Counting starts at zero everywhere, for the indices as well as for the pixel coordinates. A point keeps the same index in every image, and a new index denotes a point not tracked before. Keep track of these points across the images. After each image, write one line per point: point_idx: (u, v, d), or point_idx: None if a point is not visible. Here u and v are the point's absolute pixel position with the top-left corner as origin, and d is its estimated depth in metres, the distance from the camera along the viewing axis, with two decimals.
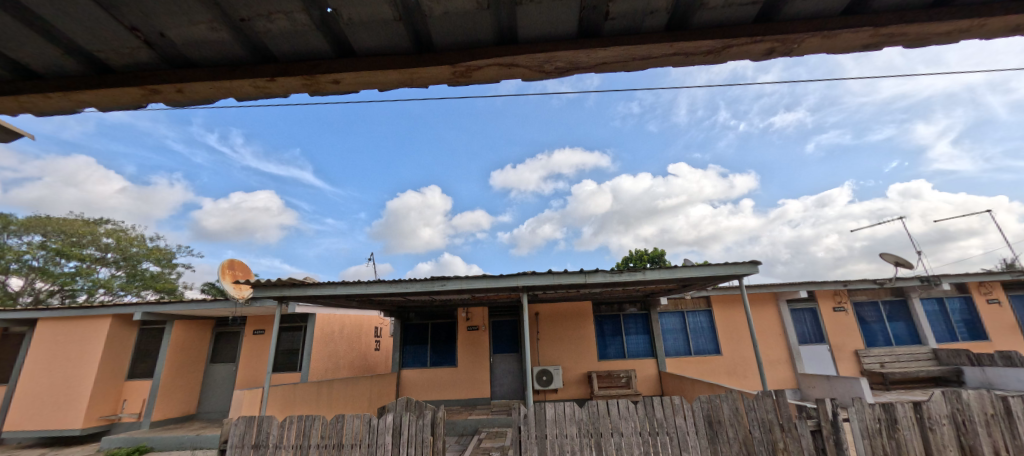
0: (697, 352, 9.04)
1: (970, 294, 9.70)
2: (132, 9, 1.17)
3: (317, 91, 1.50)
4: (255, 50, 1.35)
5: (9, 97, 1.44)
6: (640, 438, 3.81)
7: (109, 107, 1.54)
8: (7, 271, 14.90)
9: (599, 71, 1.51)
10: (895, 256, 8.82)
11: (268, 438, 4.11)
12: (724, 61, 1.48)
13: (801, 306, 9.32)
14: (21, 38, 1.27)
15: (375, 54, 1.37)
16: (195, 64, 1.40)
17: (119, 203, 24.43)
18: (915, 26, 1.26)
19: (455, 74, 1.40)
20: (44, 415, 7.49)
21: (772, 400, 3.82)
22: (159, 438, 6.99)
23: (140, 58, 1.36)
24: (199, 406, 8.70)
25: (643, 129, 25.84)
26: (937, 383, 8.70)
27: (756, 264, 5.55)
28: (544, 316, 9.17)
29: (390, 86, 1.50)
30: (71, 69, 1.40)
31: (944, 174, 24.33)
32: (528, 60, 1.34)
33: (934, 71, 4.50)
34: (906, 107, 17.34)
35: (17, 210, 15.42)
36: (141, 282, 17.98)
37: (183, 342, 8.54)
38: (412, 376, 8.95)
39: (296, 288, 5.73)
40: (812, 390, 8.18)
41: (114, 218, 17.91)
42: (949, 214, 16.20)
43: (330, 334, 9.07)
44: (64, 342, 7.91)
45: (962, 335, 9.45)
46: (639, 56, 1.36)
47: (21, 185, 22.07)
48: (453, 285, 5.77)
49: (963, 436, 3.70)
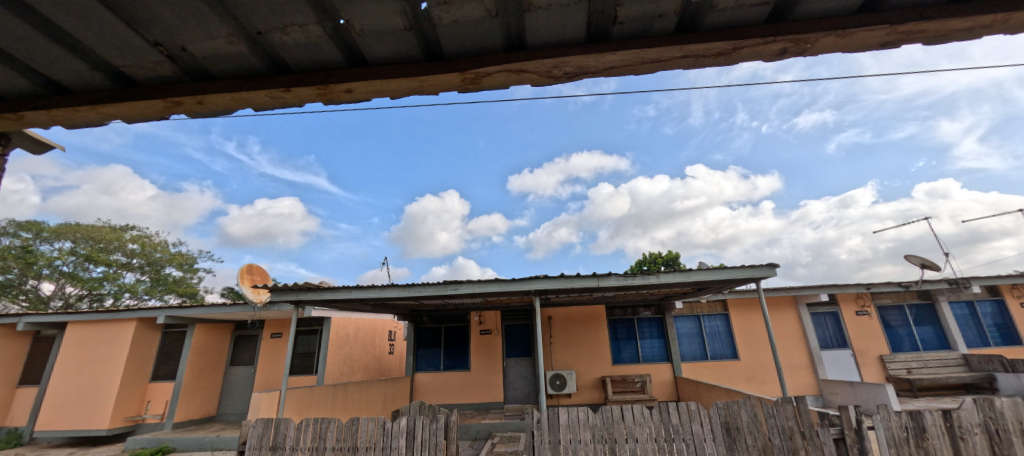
0: (714, 357, 8.86)
1: (1003, 297, 9.28)
2: (155, 26, 1.22)
3: (330, 101, 1.53)
4: (271, 61, 1.39)
5: (41, 110, 1.50)
6: (656, 444, 3.75)
7: (133, 119, 1.60)
8: (40, 276, 15.47)
9: (609, 75, 1.50)
10: (921, 258, 8.50)
11: (285, 440, 4.17)
12: (736, 63, 1.45)
13: (822, 310, 9.06)
14: (51, 55, 1.33)
15: (386, 63, 1.39)
16: (215, 77, 1.44)
17: (151, 209, 25.32)
18: (934, 23, 1.22)
19: (465, 81, 1.41)
20: (72, 416, 7.74)
21: (792, 406, 3.71)
22: (181, 438, 7.15)
23: (163, 72, 1.41)
24: (219, 407, 8.89)
25: (659, 133, 25.33)
26: (968, 390, 8.33)
27: (774, 266, 5.43)
28: (556, 320, 9.13)
29: (401, 94, 1.51)
30: (99, 84, 1.46)
31: (972, 173, 23.19)
32: (538, 65, 1.34)
33: (957, 66, 4.36)
34: (928, 104, 16.82)
35: (49, 218, 16.15)
36: (164, 286, 18.47)
37: (203, 346, 8.77)
38: (426, 380, 8.99)
39: (312, 292, 5.79)
40: (835, 396, 7.94)
41: (140, 225, 18.66)
42: (978, 214, 15.55)
43: (345, 337, 9.20)
44: (92, 344, 8.19)
45: (994, 340, 9.04)
46: (648, 59, 1.35)
47: (60, 193, 23.25)
48: (465, 288, 5.77)
49: (996, 446, 3.53)
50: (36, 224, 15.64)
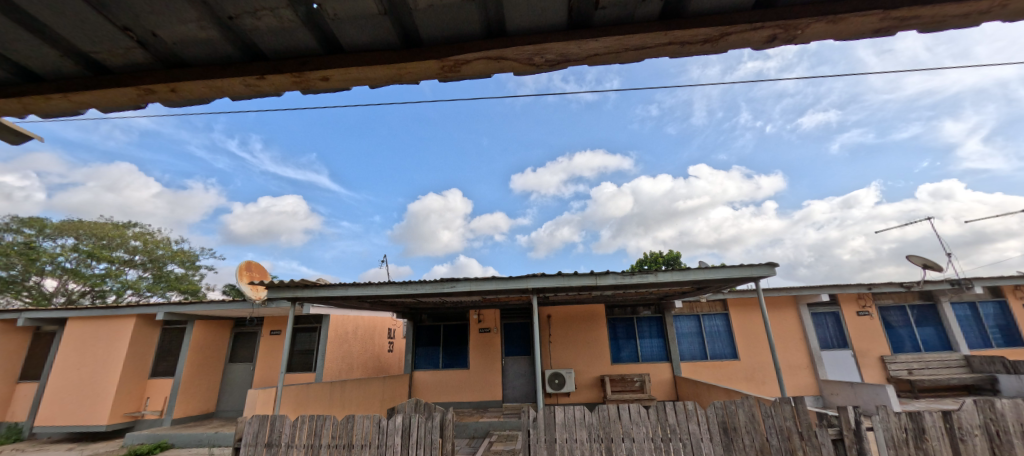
0: (714, 357, 8.83)
1: (1006, 298, 9.22)
2: (122, 10, 1.21)
3: (307, 89, 1.52)
4: (244, 47, 1.38)
5: (12, 99, 1.50)
6: (653, 444, 3.73)
7: (106, 108, 1.59)
8: (43, 272, 15.53)
9: (592, 63, 1.47)
10: (923, 258, 8.45)
11: (280, 437, 4.17)
12: (724, 51, 1.43)
13: (822, 310, 9.03)
14: (20, 42, 1.33)
15: (363, 50, 1.38)
16: (188, 64, 1.43)
17: (154, 207, 25.43)
18: (930, 7, 1.18)
19: (443, 68, 1.39)
20: (71, 411, 7.77)
21: (790, 407, 3.69)
22: (179, 435, 7.16)
23: (135, 58, 1.40)
24: (218, 404, 8.93)
25: (662, 132, 25.00)
26: (970, 391, 8.29)
27: (772, 265, 5.40)
28: (556, 319, 9.12)
29: (379, 82, 1.49)
30: (70, 71, 1.45)
31: (975, 174, 23.04)
32: (519, 52, 1.33)
33: (960, 65, 4.32)
34: (931, 104, 16.71)
35: (52, 214, 16.17)
36: (167, 283, 18.53)
37: (202, 343, 8.80)
38: (424, 378, 9.00)
39: (309, 289, 5.80)
40: (836, 397, 7.91)
41: (142, 222, 18.74)
42: (982, 216, 15.43)
43: (343, 335, 9.22)
44: (92, 340, 8.22)
45: (997, 341, 8.98)
46: (632, 46, 1.33)
47: (65, 190, 23.45)
48: (462, 286, 5.75)
49: (997, 447, 3.50)
50: (39, 220, 15.66)
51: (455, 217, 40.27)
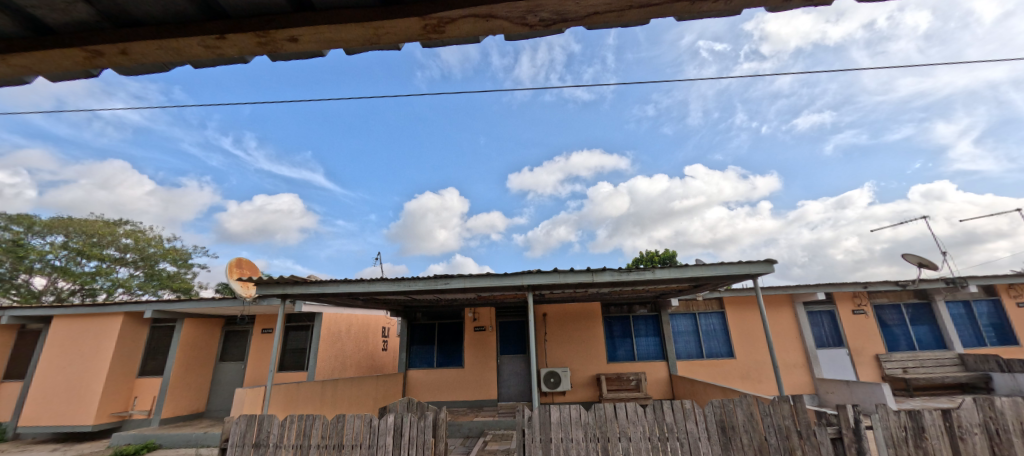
0: (710, 355, 8.84)
1: (999, 297, 9.30)
2: None
3: (274, 52, 1.45)
4: (200, 3, 1.32)
5: None
6: (650, 443, 3.70)
7: (48, 73, 1.52)
8: (32, 270, 15.31)
9: (589, 24, 1.41)
10: (919, 256, 8.48)
11: (268, 437, 4.11)
12: (735, 10, 1.39)
13: (818, 308, 9.06)
14: None
15: (337, 7, 1.33)
16: (139, 22, 1.38)
17: (147, 206, 25.25)
18: None
19: (427, 28, 1.32)
20: (56, 411, 7.64)
21: (789, 405, 3.67)
22: (167, 435, 7.05)
23: (76, 14, 1.34)
24: (208, 404, 8.82)
25: (657, 133, 24.90)
26: (964, 390, 8.37)
27: (771, 262, 5.38)
28: (551, 317, 9.09)
29: (355, 44, 1.43)
30: (11, 32, 1.40)
31: (966, 175, 23.25)
32: (510, 10, 1.27)
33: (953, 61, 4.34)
34: (924, 106, 16.80)
35: (41, 212, 15.89)
36: (158, 282, 18.35)
37: (192, 341, 8.68)
38: (418, 376, 8.94)
39: (298, 286, 5.72)
40: (831, 395, 7.93)
41: (134, 219, 18.56)
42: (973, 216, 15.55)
43: (336, 333, 9.14)
44: (77, 339, 8.08)
45: (990, 339, 9.05)
46: (636, 3, 1.27)
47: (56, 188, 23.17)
48: (456, 283, 5.70)
49: (997, 446, 3.50)
50: (27, 217, 15.38)
51: (450, 216, 39.92)
